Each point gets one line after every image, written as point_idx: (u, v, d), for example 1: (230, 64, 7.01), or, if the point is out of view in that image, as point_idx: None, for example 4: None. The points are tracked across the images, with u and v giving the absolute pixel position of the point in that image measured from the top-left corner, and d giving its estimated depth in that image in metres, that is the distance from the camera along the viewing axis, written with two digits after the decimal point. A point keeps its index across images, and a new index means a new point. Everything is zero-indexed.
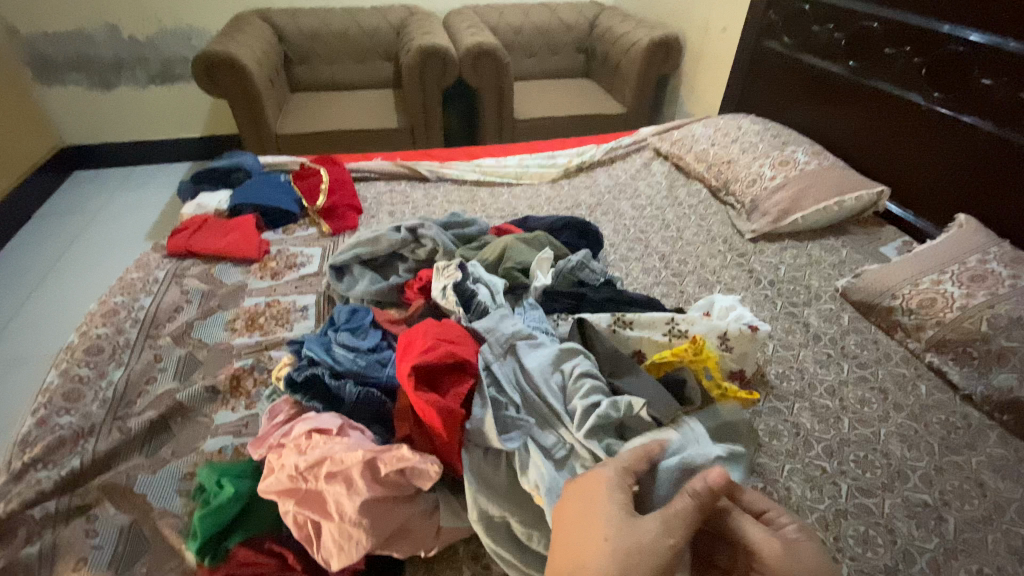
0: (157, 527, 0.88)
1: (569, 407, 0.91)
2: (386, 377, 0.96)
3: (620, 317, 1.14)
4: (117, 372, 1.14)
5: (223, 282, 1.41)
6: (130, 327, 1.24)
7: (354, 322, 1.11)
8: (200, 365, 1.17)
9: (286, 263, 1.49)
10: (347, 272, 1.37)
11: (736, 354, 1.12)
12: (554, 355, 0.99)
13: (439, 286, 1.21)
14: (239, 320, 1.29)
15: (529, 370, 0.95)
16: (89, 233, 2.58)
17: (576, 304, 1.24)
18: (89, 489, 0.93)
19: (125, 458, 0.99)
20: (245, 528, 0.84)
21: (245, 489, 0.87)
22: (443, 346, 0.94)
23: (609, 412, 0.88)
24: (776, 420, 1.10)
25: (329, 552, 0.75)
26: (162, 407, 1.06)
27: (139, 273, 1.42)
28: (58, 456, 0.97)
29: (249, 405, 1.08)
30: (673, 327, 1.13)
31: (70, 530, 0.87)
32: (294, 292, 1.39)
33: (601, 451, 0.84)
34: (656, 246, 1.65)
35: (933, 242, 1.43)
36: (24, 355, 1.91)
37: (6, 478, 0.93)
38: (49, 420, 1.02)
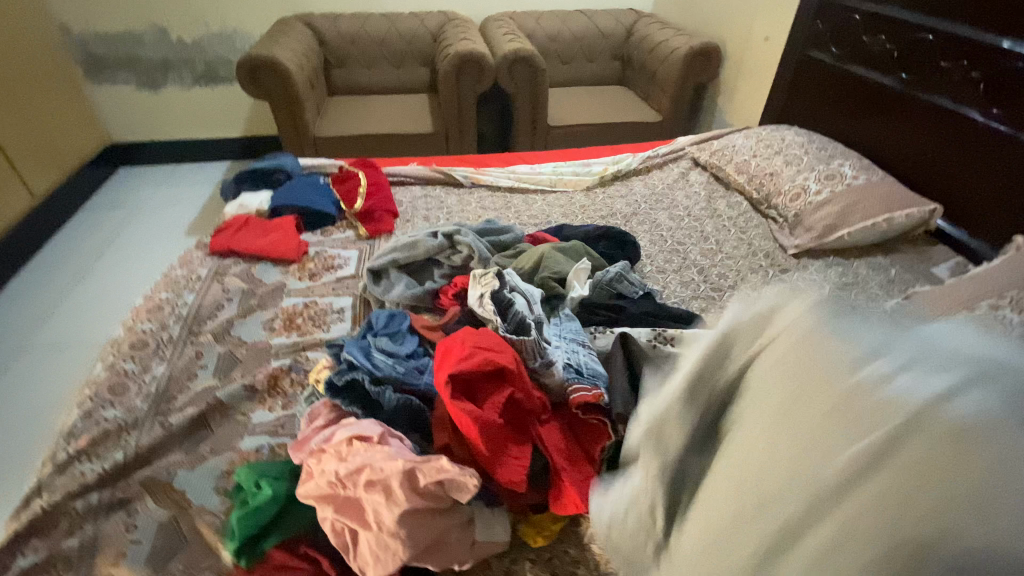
0: (195, 524, 0.89)
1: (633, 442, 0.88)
2: (424, 385, 0.96)
3: (660, 333, 1.11)
4: (160, 367, 1.16)
5: (262, 281, 1.43)
6: (173, 323, 1.27)
7: (392, 327, 1.11)
8: (239, 364, 1.18)
9: (324, 264, 1.50)
10: (383, 276, 1.37)
11: None
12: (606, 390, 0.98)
13: (475, 294, 1.20)
14: (277, 320, 1.31)
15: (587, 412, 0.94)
16: (134, 226, 2.67)
17: (614, 318, 1.22)
18: (130, 483, 0.94)
19: (165, 453, 1.00)
20: (280, 531, 0.84)
21: (282, 491, 0.87)
22: (480, 353, 0.92)
23: None
24: None
25: (365, 561, 0.75)
26: (202, 403, 1.07)
27: (183, 270, 1.45)
28: (102, 449, 0.99)
29: (285, 405, 1.09)
30: None
31: (111, 523, 0.89)
32: (331, 294, 1.40)
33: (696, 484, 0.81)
34: (695, 259, 1.61)
35: (988, 264, 1.36)
36: (72, 342, 1.98)
37: (53, 468, 0.95)
38: (96, 413, 1.05)
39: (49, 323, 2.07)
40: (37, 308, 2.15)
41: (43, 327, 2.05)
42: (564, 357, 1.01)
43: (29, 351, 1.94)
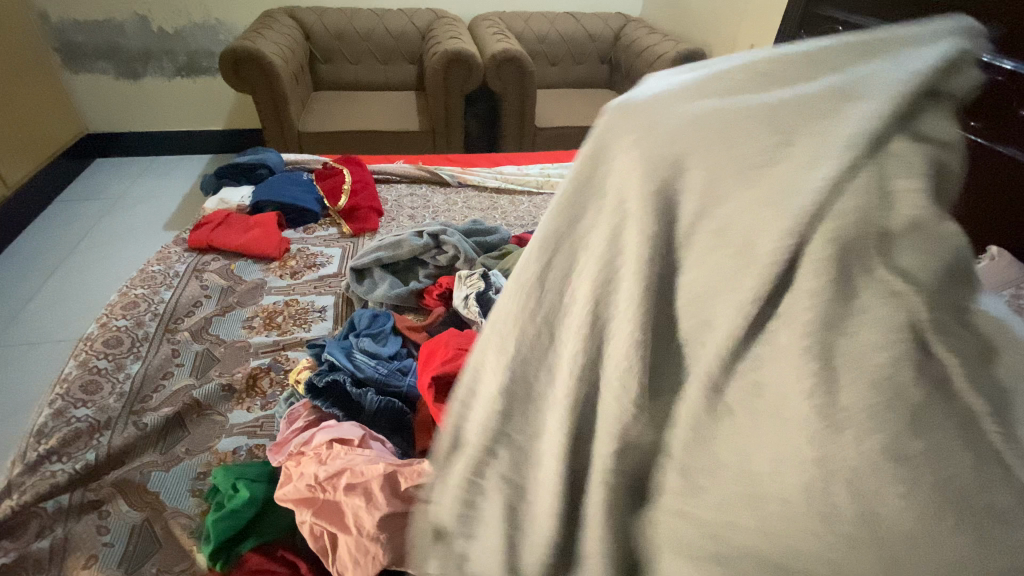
0: (169, 527, 0.87)
1: None
2: (406, 387, 0.95)
3: None
4: (135, 365, 1.13)
5: (243, 278, 1.41)
6: (149, 320, 1.24)
7: (375, 327, 1.10)
8: (217, 363, 1.16)
9: (307, 262, 1.48)
10: (367, 275, 1.36)
11: None
12: None
13: (461, 294, 1.19)
14: (258, 318, 1.28)
15: None
16: (110, 220, 2.60)
17: None
18: (102, 484, 0.92)
19: (139, 454, 0.98)
20: (258, 534, 0.83)
21: (261, 493, 0.85)
22: (465, 356, 0.91)
23: None
24: None
25: (344, 565, 0.73)
26: (179, 403, 1.04)
27: (160, 266, 1.41)
28: (73, 449, 0.96)
29: (265, 406, 1.07)
30: None
31: (81, 525, 0.86)
32: (314, 292, 1.38)
33: None
34: None
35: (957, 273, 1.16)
36: (44, 338, 1.92)
37: (20, 469, 0.92)
38: (66, 412, 1.01)
39: (20, 318, 2.00)
40: (7, 303, 2.07)
41: (13, 322, 1.98)
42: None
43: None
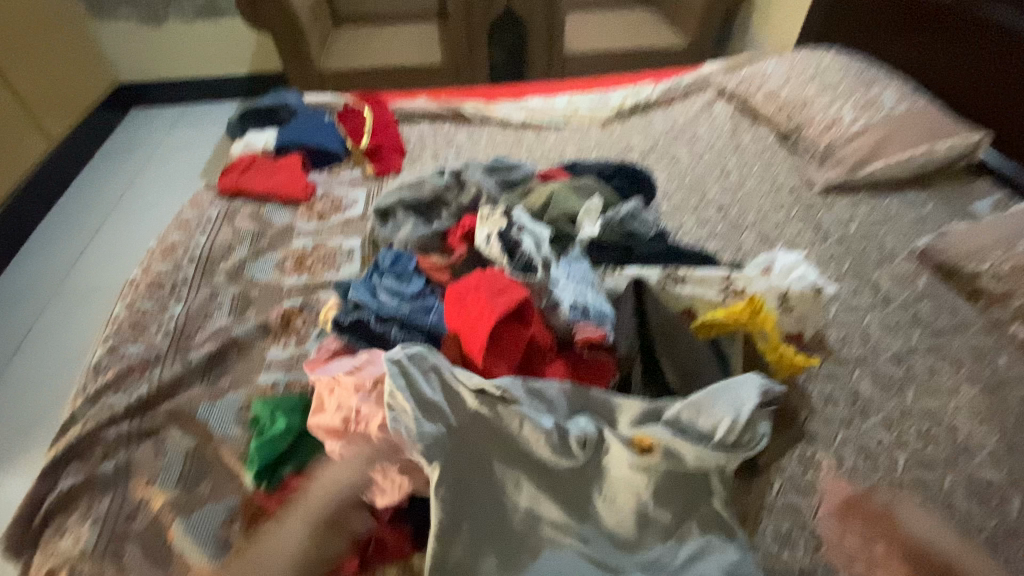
0: (219, 451, 0.95)
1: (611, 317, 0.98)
2: (430, 324, 0.98)
3: (672, 273, 1.09)
4: (177, 307, 1.19)
5: (272, 222, 1.44)
6: (187, 264, 1.29)
7: (398, 267, 1.09)
8: (254, 304, 1.22)
9: (332, 204, 1.50)
10: (390, 216, 1.35)
11: (795, 316, 1.11)
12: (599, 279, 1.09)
13: (484, 233, 1.17)
14: (289, 261, 1.33)
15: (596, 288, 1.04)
16: (148, 176, 2.68)
17: (624, 258, 1.18)
18: (157, 413, 0.99)
19: (188, 387, 1.05)
20: (297, 459, 0.90)
21: (296, 424, 0.94)
22: (486, 297, 0.93)
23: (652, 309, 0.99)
24: (833, 387, 1.08)
25: (374, 490, 0.84)
26: (220, 341, 1.12)
27: (193, 212, 1.45)
28: (128, 383, 1.04)
29: (299, 343, 1.13)
30: (729, 286, 1.09)
31: (141, 451, 0.95)
32: (341, 235, 1.41)
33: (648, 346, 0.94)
34: (714, 196, 1.54)
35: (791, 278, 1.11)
36: (100, 290, 2.05)
37: (82, 401, 1.00)
38: (119, 349, 1.08)
39: (78, 267, 2.14)
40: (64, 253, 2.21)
41: (72, 274, 2.11)
42: (571, 297, 1.00)
43: (64, 295, 2.02)
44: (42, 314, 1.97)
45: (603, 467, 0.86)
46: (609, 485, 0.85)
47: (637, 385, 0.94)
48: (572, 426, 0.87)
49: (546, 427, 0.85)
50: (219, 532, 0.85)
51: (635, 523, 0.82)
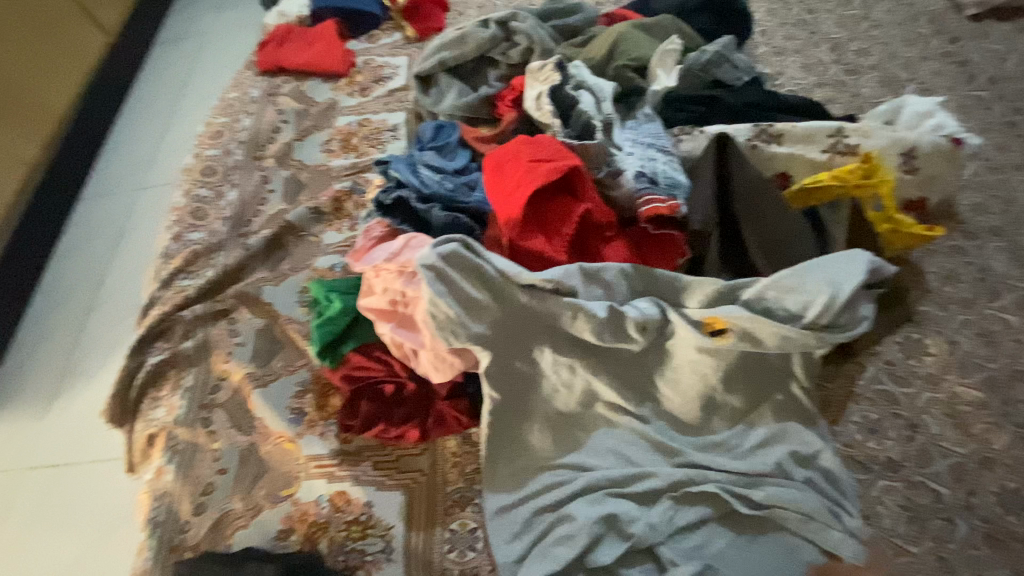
0: (286, 331, 0.99)
1: (686, 184, 0.85)
2: (474, 202, 0.88)
3: (766, 129, 0.92)
4: (232, 193, 1.18)
5: (314, 100, 1.36)
6: (236, 149, 1.26)
7: (439, 139, 0.99)
8: (305, 188, 1.19)
9: (373, 76, 1.38)
10: (433, 83, 1.21)
11: (920, 177, 0.89)
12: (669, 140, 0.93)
13: (534, 93, 1.00)
14: (335, 141, 1.26)
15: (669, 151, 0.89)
16: (194, 34, 2.39)
17: (706, 113, 0.98)
18: (226, 296, 1.03)
19: (251, 271, 1.07)
20: (356, 338, 0.90)
21: (352, 304, 0.92)
22: (542, 167, 0.81)
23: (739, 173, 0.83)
24: (956, 263, 0.90)
25: (427, 368, 0.79)
26: (275, 226, 1.11)
27: (236, 93, 1.39)
28: (197, 267, 1.08)
29: (352, 227, 1.11)
30: (837, 142, 0.91)
31: (216, 330, 1.00)
32: (384, 109, 1.30)
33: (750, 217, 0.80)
34: (826, 32, 1.24)
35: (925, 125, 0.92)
36: (159, 163, 1.97)
37: (159, 284, 1.06)
38: (185, 235, 1.11)
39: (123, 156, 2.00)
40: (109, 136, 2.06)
41: (120, 161, 1.99)
42: (637, 163, 0.86)
43: (114, 189, 1.92)
44: (108, 187, 1.93)
45: (667, 350, 0.79)
46: (671, 368, 0.79)
47: (711, 263, 0.82)
48: (630, 308, 0.77)
49: (597, 313, 0.75)
50: (292, 403, 0.91)
51: (699, 408, 0.79)
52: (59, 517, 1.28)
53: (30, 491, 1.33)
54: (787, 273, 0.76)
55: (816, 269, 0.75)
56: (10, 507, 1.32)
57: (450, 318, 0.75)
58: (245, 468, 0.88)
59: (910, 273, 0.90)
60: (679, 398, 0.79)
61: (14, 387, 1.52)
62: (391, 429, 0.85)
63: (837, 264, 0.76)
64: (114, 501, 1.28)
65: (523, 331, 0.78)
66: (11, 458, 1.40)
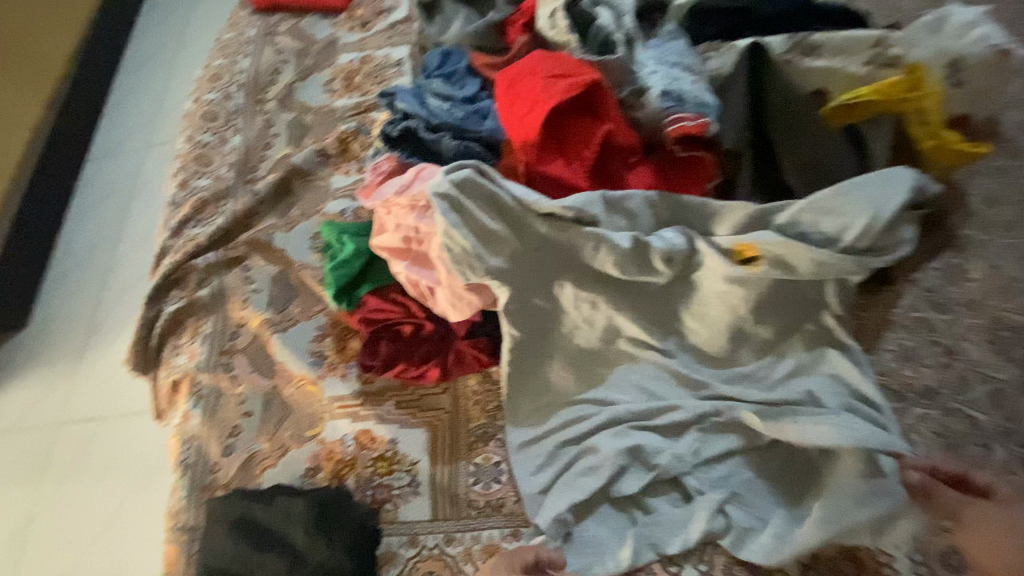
0: (300, 277, 0.98)
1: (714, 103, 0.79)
2: (487, 131, 0.83)
3: (799, 41, 0.85)
4: (235, 138, 1.14)
5: (314, 38, 1.29)
6: (236, 92, 1.21)
7: (447, 68, 0.94)
8: (310, 131, 1.15)
9: (374, 8, 1.30)
10: (437, 12, 1.14)
11: (967, 91, 0.82)
12: (694, 55, 0.86)
13: (547, 11, 0.93)
14: (337, 80, 1.21)
15: (693, 69, 0.83)
16: None
17: (735, 27, 0.91)
18: (238, 244, 1.01)
19: (261, 218, 1.05)
20: (371, 280, 0.89)
21: (365, 246, 0.90)
22: (560, 88, 0.75)
23: (771, 92, 0.78)
24: (1005, 181, 0.84)
25: (444, 308, 0.77)
26: (282, 171, 1.08)
27: (232, 33, 1.32)
28: (206, 215, 1.05)
29: (360, 169, 1.07)
30: (877, 55, 0.84)
31: (231, 278, 0.99)
32: (387, 44, 1.23)
33: (779, 141, 0.77)
34: None
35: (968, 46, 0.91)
36: (166, 120, 1.92)
37: (170, 233, 1.04)
38: (191, 183, 1.09)
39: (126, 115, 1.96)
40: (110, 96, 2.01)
41: (123, 120, 1.95)
42: (662, 81, 0.80)
43: (120, 150, 1.88)
44: (117, 145, 1.90)
45: (693, 282, 0.76)
46: (698, 300, 0.76)
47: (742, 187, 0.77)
48: (655, 238, 0.74)
49: (621, 244, 0.72)
50: (313, 346, 0.92)
51: (727, 339, 0.75)
52: (97, 472, 1.33)
53: (68, 444, 1.38)
54: (822, 195, 0.72)
55: (851, 188, 0.72)
56: (51, 458, 1.37)
57: (466, 251, 0.72)
58: (270, 410, 0.89)
59: (955, 194, 0.84)
60: (707, 330, 0.76)
61: (41, 346, 1.54)
62: (411, 369, 0.84)
63: (874, 183, 0.73)
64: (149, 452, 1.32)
65: (542, 264, 0.76)
66: (46, 413, 1.43)
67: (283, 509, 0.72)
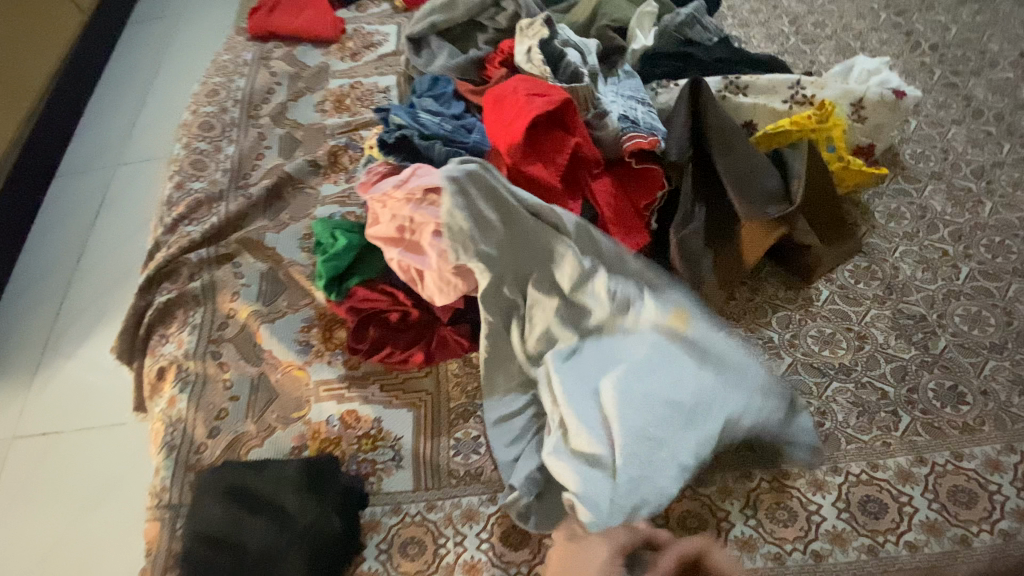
0: (290, 274, 1.04)
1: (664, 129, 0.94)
2: (472, 143, 0.96)
3: (733, 81, 1.02)
4: (230, 147, 1.22)
5: (307, 64, 1.40)
6: (232, 107, 1.29)
7: (436, 89, 1.06)
8: (301, 144, 1.23)
9: (364, 42, 1.42)
10: (425, 46, 1.27)
11: (869, 126, 1.01)
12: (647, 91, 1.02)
13: (524, 48, 1.08)
14: (329, 102, 1.31)
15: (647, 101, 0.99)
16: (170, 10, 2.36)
17: (682, 68, 1.08)
18: (230, 242, 1.07)
19: (252, 220, 1.11)
20: (360, 273, 0.96)
21: (357, 241, 0.97)
22: (537, 103, 0.88)
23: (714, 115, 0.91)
24: (900, 203, 1.02)
25: (433, 292, 0.87)
26: (275, 178, 1.15)
27: (229, 55, 1.42)
28: (199, 215, 1.12)
29: (349, 179, 1.15)
30: (795, 94, 1.02)
31: (222, 273, 1.04)
32: (376, 73, 1.35)
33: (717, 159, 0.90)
34: (788, 7, 1.35)
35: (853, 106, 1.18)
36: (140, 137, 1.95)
37: (163, 231, 1.09)
38: (186, 185, 1.15)
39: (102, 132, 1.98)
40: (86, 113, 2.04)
41: (98, 136, 1.97)
42: (620, 109, 0.95)
43: (93, 165, 1.89)
44: (91, 161, 1.91)
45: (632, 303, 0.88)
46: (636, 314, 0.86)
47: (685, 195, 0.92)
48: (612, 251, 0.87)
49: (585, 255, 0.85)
50: (299, 336, 0.97)
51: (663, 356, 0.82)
52: (43, 486, 1.27)
53: (15, 459, 1.32)
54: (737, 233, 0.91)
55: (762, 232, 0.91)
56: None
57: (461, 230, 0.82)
58: (256, 395, 0.93)
59: (862, 212, 1.01)
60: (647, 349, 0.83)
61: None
62: (397, 353, 0.92)
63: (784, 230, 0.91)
64: (105, 462, 1.28)
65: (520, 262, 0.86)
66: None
67: (273, 477, 0.78)
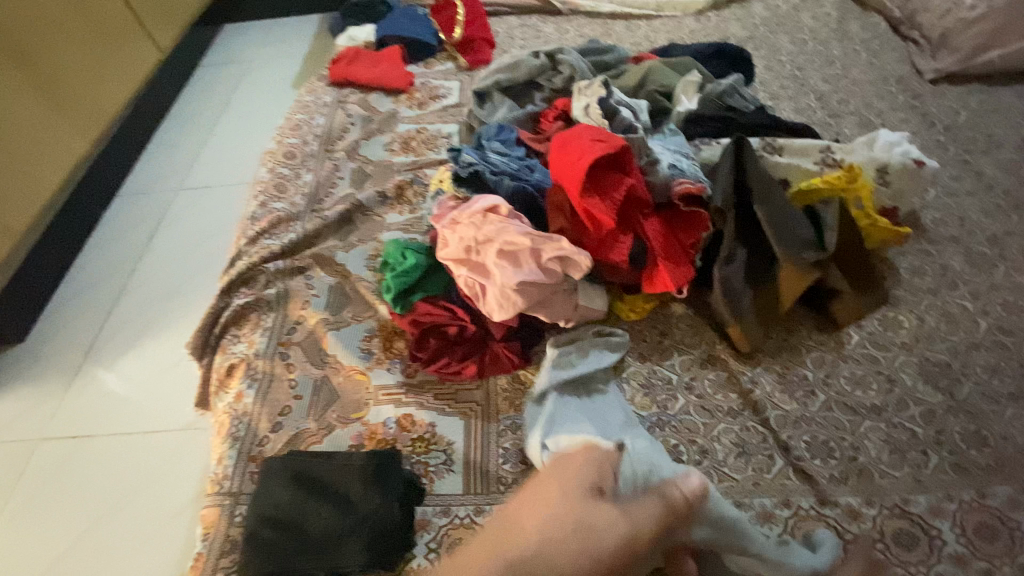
0: (356, 288, 1.13)
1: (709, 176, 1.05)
2: (535, 180, 1.09)
3: (768, 143, 1.14)
4: (308, 176, 1.37)
5: (377, 109, 1.56)
6: (313, 141, 1.46)
7: (503, 134, 1.21)
8: (370, 177, 1.36)
9: (430, 93, 1.60)
10: (488, 100, 1.43)
11: (892, 190, 1.11)
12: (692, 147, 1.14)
13: (582, 105, 1.24)
14: (396, 142, 1.45)
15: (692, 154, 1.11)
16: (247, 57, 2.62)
17: (722, 130, 1.21)
18: (303, 256, 1.18)
19: (323, 239, 1.23)
20: (424, 290, 1.05)
21: (424, 261, 1.07)
22: (598, 147, 1.00)
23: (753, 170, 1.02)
24: (923, 261, 1.10)
25: (492, 307, 0.95)
26: (347, 203, 1.28)
27: (311, 97, 1.61)
28: (278, 230, 1.24)
29: (413, 210, 1.27)
30: (825, 157, 1.13)
31: (294, 283, 1.15)
32: (439, 121, 1.51)
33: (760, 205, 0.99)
34: (814, 85, 1.50)
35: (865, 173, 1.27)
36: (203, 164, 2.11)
37: (246, 241, 1.22)
38: (269, 204, 1.29)
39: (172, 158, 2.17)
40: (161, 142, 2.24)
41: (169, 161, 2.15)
42: (669, 158, 1.07)
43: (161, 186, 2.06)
44: (151, 187, 2.06)
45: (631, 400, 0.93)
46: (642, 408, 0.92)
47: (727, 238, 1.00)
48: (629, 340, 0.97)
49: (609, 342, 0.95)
50: (362, 344, 1.05)
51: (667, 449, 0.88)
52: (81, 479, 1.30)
53: (53, 455, 1.36)
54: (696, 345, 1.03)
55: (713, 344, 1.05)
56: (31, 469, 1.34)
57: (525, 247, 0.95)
58: (318, 395, 0.99)
59: (887, 267, 1.09)
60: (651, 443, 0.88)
61: (41, 362, 1.56)
62: (452, 364, 0.99)
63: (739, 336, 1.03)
64: (140, 463, 1.31)
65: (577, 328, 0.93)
66: (34, 425, 1.43)
67: (339, 464, 0.85)
